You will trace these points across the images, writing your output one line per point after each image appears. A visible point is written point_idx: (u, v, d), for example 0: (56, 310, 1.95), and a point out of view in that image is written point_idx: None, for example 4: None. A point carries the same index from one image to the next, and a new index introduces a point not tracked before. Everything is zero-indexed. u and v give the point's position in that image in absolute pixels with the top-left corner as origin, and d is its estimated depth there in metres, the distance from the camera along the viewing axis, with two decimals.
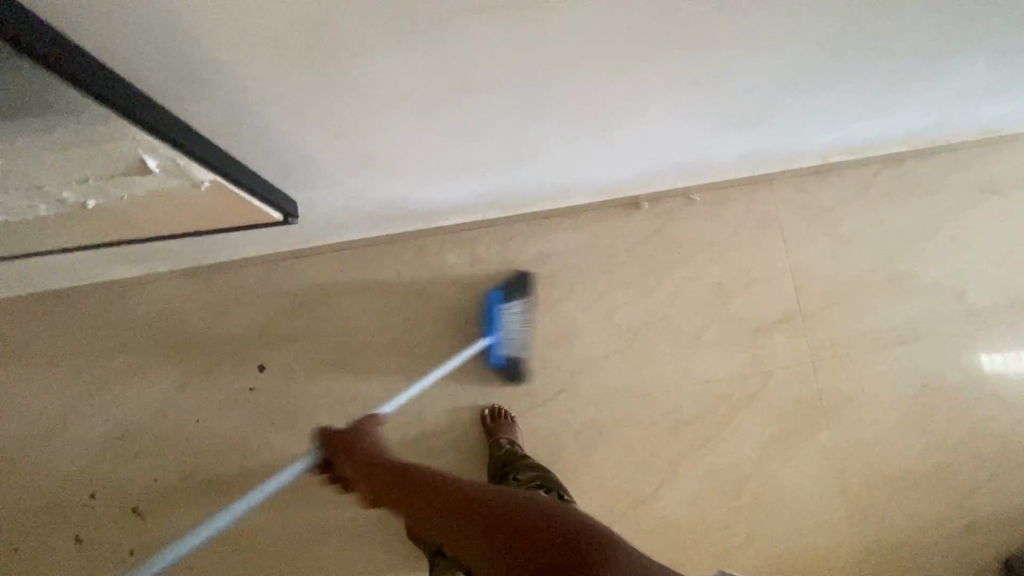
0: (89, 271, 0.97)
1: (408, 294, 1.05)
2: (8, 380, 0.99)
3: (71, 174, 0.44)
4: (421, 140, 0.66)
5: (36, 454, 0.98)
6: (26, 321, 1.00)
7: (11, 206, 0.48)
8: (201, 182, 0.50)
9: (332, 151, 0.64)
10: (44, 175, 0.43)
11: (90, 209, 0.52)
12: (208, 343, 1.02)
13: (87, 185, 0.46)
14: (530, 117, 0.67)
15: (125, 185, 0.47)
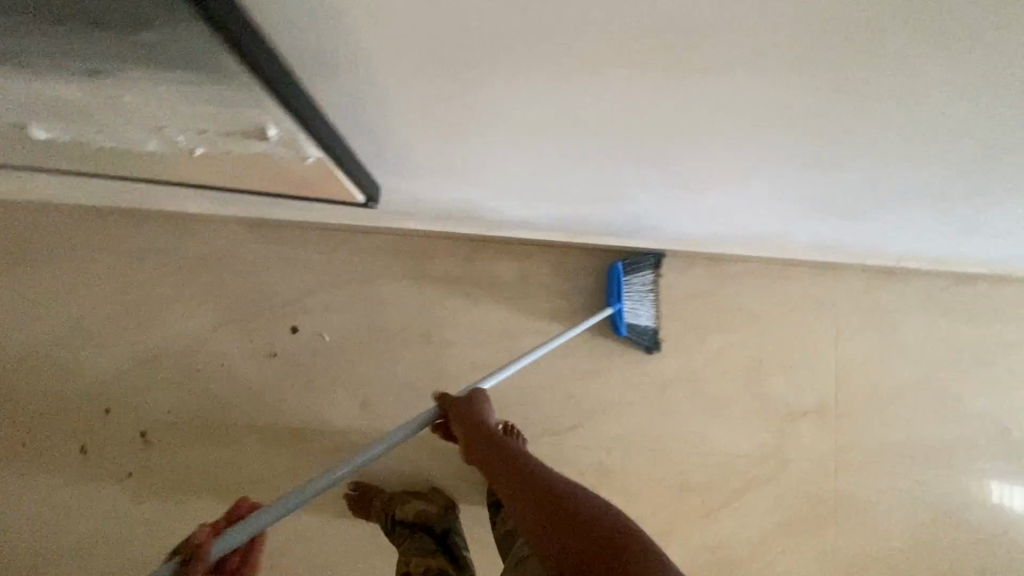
0: (157, 199, 0.99)
1: (450, 294, 1.05)
2: (57, 282, 1.02)
3: (191, 124, 0.44)
4: (518, 157, 0.66)
5: (66, 358, 1.01)
6: (85, 232, 1.03)
7: (123, 137, 0.49)
8: (306, 156, 0.51)
9: (430, 150, 0.64)
10: (167, 119, 0.44)
11: (193, 155, 0.52)
12: (250, 293, 1.03)
13: (201, 136, 0.46)
14: (628, 160, 0.66)
15: (237, 143, 0.47)
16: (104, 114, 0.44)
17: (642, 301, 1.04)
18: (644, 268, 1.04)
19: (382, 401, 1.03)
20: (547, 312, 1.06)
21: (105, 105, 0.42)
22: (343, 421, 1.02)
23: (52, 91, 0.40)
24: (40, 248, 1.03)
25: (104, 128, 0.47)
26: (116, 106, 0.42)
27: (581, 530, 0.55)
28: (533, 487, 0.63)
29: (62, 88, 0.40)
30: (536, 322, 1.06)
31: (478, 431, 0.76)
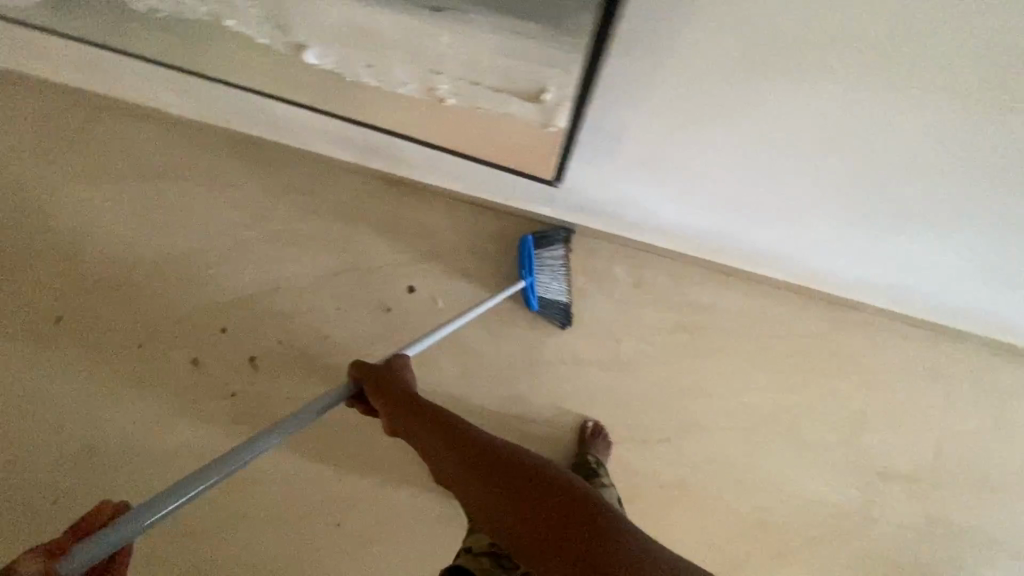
0: (311, 140, 1.02)
1: (563, 285, 1.06)
2: (200, 200, 1.07)
3: (473, 73, 0.46)
4: (740, 131, 0.66)
5: (196, 273, 1.06)
6: (230, 159, 1.07)
7: (388, 74, 0.51)
8: (547, 126, 0.52)
9: (666, 104, 0.65)
10: (456, 65, 0.46)
11: (436, 104, 0.54)
12: (376, 246, 1.06)
13: (472, 88, 0.49)
14: (845, 156, 0.66)
15: (498, 100, 0.49)
16: (398, 51, 0.46)
17: (555, 277, 1.03)
18: (555, 243, 1.03)
19: (481, 375, 1.05)
20: (656, 322, 1.05)
21: (409, 43, 0.44)
22: (440, 386, 1.05)
23: (371, 24, 0.43)
24: (186, 167, 1.07)
25: (381, 64, 0.50)
26: (417, 46, 0.44)
27: (526, 496, 0.56)
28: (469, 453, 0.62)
29: (384, 20, 0.42)
30: (644, 329, 1.05)
31: (403, 398, 0.71)
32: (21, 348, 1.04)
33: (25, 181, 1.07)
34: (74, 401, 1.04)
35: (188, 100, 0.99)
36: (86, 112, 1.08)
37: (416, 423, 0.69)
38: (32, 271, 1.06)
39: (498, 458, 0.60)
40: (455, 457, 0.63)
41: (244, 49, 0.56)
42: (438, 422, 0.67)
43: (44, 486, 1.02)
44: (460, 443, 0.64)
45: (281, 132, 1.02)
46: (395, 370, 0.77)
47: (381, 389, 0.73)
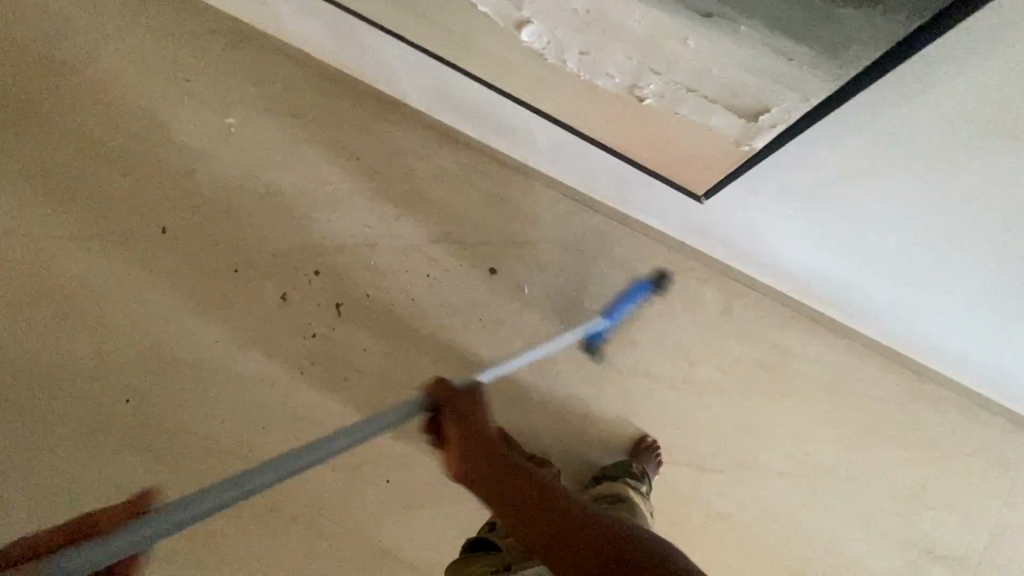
0: (440, 108, 1.03)
1: (649, 299, 1.06)
2: (317, 142, 1.09)
3: (696, 81, 0.47)
4: (892, 209, 0.68)
5: (300, 212, 1.08)
6: (352, 110, 1.08)
7: (600, 62, 0.52)
8: (739, 143, 0.54)
9: (833, 166, 0.66)
10: (683, 70, 0.47)
11: (630, 99, 0.55)
12: (478, 223, 1.08)
13: (683, 93, 0.49)
14: (985, 255, 0.68)
15: (704, 111, 0.50)
16: (631, 43, 0.47)
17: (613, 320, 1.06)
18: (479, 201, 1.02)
19: (553, 369, 1.06)
20: (735, 353, 1.05)
21: (648, 39, 0.45)
22: (511, 370, 1.06)
23: (620, 13, 0.44)
24: (309, 107, 1.09)
25: (598, 51, 0.50)
26: (654, 43, 0.45)
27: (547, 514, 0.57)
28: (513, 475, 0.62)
29: (640, 12, 0.43)
30: (720, 358, 1.05)
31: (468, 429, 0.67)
32: (120, 250, 1.07)
33: (153, 90, 1.09)
34: (160, 311, 1.06)
35: (332, 46, 1.00)
36: (222, 34, 1.09)
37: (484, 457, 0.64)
38: (144, 178, 1.08)
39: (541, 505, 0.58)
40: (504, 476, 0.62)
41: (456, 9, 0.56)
42: (494, 456, 0.64)
43: (118, 384, 1.05)
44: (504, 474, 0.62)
45: (413, 95, 1.03)
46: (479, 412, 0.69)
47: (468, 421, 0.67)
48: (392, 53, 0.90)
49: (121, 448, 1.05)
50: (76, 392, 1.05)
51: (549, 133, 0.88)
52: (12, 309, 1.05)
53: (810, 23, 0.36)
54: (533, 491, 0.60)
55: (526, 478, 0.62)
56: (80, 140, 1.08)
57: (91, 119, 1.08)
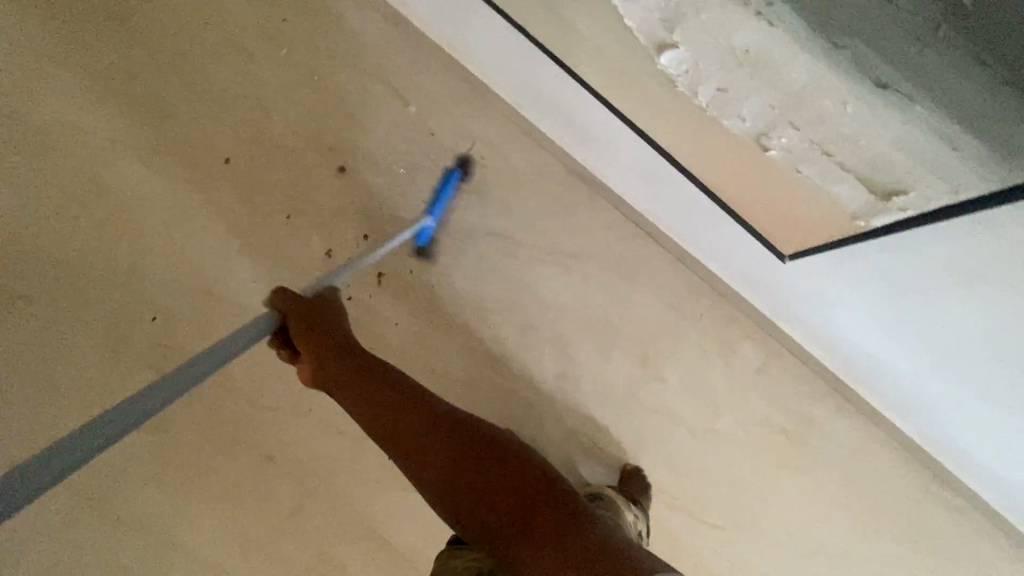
0: (525, 104, 1.02)
1: (689, 340, 1.04)
2: (395, 109, 1.07)
3: (835, 146, 0.46)
4: (973, 320, 0.66)
5: (362, 173, 1.07)
6: (437, 84, 1.07)
7: (734, 104, 0.50)
8: (851, 215, 0.52)
9: (925, 265, 0.64)
10: (827, 132, 0.45)
11: (750, 146, 0.54)
12: (535, 225, 1.06)
13: (815, 154, 0.48)
14: None
15: (830, 176, 0.49)
16: (780, 95, 0.45)
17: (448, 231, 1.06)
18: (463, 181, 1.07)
19: (573, 388, 1.05)
20: (761, 414, 1.04)
21: (802, 94, 0.44)
22: (534, 379, 1.05)
23: (784, 64, 0.43)
24: (395, 71, 1.07)
25: (739, 92, 0.49)
26: (808, 99, 0.44)
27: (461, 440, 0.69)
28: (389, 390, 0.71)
29: (806, 66, 0.42)
30: (745, 415, 1.04)
31: (324, 335, 0.72)
32: (181, 171, 1.06)
33: (246, 19, 1.08)
34: (205, 239, 1.06)
35: (435, 17, 0.99)
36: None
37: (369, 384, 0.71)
38: (217, 105, 1.07)
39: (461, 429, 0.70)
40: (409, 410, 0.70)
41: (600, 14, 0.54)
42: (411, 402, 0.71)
43: (149, 302, 1.05)
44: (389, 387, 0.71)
45: (503, 82, 1.00)
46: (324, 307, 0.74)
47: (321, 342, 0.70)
48: (497, 40, 0.89)
49: (139, 365, 1.04)
50: (106, 300, 1.05)
51: (636, 155, 0.87)
52: (63, 205, 1.05)
53: (994, 121, 0.36)
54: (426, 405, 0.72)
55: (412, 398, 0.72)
56: (164, 54, 1.07)
57: (179, 35, 1.08)
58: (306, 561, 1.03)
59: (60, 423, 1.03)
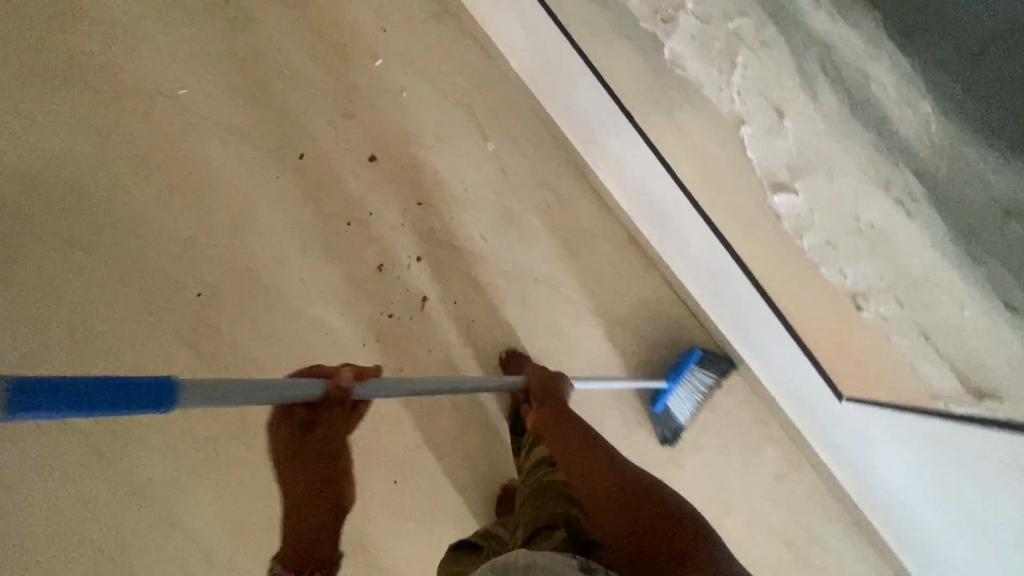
0: (604, 171, 1.01)
1: (713, 433, 1.03)
2: (473, 141, 1.07)
3: (947, 329, 0.53)
4: (1010, 515, 0.64)
5: (428, 196, 1.07)
6: (520, 128, 1.07)
7: (851, 266, 0.60)
8: (925, 387, 0.62)
9: (980, 450, 0.62)
10: (931, 317, 0.55)
11: (850, 301, 0.63)
12: (586, 284, 1.06)
13: (912, 330, 0.58)
14: None
15: (918, 350, 0.59)
16: (896, 276, 0.56)
17: (690, 399, 1.00)
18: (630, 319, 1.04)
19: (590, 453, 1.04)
20: (770, 521, 1.02)
21: (920, 283, 0.54)
22: None
23: (912, 253, 0.53)
24: (482, 106, 1.08)
25: (858, 261, 0.59)
26: (906, 268, 0.55)
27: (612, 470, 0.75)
28: (584, 434, 0.81)
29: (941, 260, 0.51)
30: (754, 519, 1.02)
31: (553, 405, 0.86)
32: (255, 156, 1.07)
33: (349, 23, 1.09)
34: (265, 228, 1.07)
35: (534, 66, 0.99)
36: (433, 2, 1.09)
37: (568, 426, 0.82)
38: (303, 100, 1.08)
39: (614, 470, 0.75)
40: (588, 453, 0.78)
41: (724, 133, 0.66)
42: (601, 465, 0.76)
43: (197, 276, 1.06)
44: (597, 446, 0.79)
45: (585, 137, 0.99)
46: (558, 383, 0.89)
47: (547, 395, 0.86)
48: (587, 93, 0.88)
49: (173, 336, 1.05)
50: (156, 267, 1.06)
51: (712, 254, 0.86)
52: (135, 163, 1.07)
53: None
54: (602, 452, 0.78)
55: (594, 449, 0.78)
56: (263, 39, 1.08)
57: (283, 24, 1.09)
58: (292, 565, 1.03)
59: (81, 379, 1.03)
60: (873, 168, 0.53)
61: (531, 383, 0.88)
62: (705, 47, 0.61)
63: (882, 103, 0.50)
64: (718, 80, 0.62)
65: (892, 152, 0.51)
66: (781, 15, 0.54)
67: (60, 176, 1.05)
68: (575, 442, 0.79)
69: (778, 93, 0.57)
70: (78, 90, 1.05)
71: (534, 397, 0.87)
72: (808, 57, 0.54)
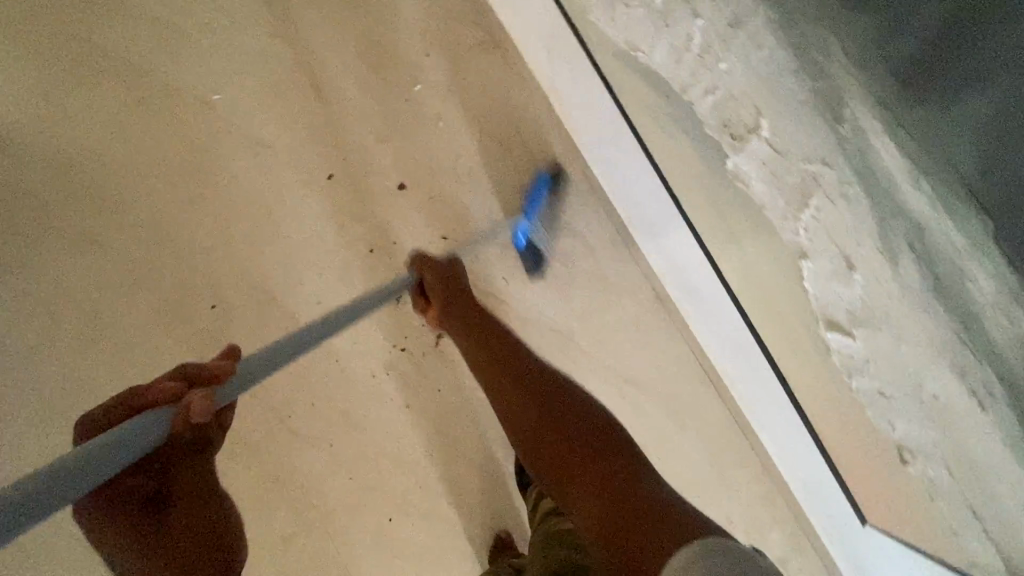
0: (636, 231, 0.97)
1: (719, 509, 1.00)
2: (506, 179, 1.04)
3: (953, 499, 0.63)
4: None
5: (455, 230, 1.04)
6: (557, 171, 1.04)
7: (919, 436, 0.62)
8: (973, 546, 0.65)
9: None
10: (967, 494, 0.60)
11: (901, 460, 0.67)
12: (607, 338, 1.02)
13: (962, 500, 0.61)
14: None
15: (964, 515, 0.63)
16: (958, 458, 0.59)
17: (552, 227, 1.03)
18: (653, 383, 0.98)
19: None
20: None
21: (979, 471, 0.57)
22: None
23: (981, 450, 0.55)
24: (520, 144, 1.04)
25: (923, 434, 0.61)
26: (951, 425, 0.57)
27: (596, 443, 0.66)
28: (535, 380, 0.78)
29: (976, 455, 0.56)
30: None
31: (464, 301, 0.90)
32: (284, 171, 1.06)
33: (393, 44, 1.05)
34: (286, 245, 1.05)
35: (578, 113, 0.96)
36: (481, 30, 1.05)
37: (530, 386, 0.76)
38: (338, 118, 1.06)
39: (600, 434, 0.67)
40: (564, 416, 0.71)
41: (775, 257, 0.67)
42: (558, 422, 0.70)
43: (213, 287, 1.05)
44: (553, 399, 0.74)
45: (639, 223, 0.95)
46: (444, 263, 0.94)
47: (443, 283, 0.92)
48: (641, 183, 0.87)
49: (179, 344, 1.03)
50: (172, 273, 1.05)
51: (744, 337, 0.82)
52: (163, 166, 1.05)
53: None
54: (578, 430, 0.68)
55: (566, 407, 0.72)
56: (304, 52, 1.06)
57: (325, 38, 1.06)
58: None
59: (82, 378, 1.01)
60: (935, 347, 0.54)
61: (422, 273, 0.94)
62: (772, 177, 0.59)
63: (959, 286, 0.50)
64: (783, 211, 0.61)
65: (978, 352, 0.51)
66: (866, 179, 0.52)
67: (90, 172, 1.04)
68: (555, 405, 0.73)
69: (851, 246, 0.56)
70: (117, 87, 1.05)
71: (429, 271, 0.93)
72: (892, 231, 0.52)
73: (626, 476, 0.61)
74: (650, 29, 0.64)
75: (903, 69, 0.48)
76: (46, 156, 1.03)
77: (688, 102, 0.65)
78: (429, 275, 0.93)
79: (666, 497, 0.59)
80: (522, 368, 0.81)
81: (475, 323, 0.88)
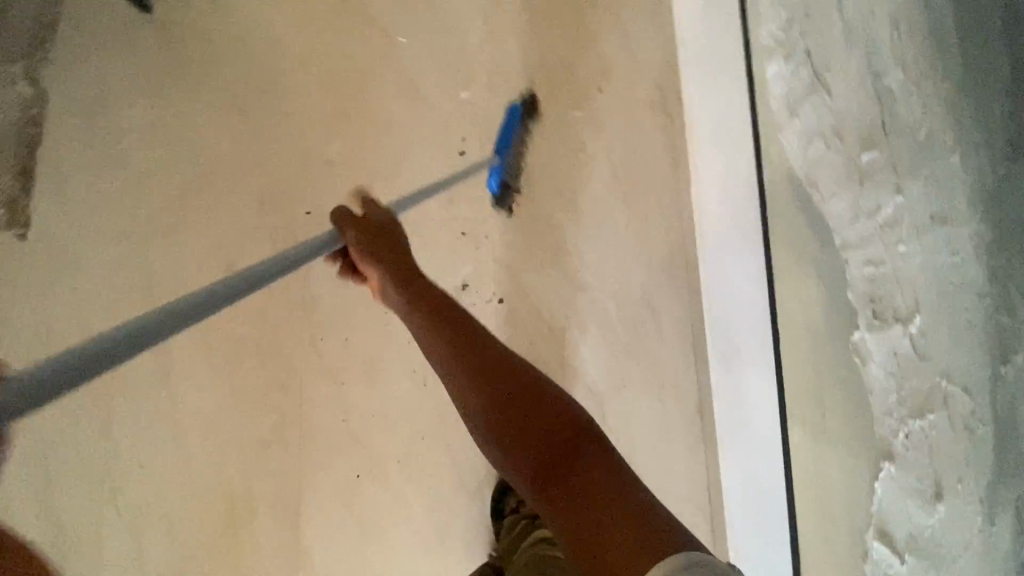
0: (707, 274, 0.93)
1: None
2: (613, 231, 1.05)
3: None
4: None
5: (543, 252, 1.07)
6: (662, 245, 1.03)
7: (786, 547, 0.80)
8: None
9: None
10: None
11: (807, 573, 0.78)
12: (630, 418, 1.01)
13: None
14: None
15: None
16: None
17: (608, 191, 1.06)
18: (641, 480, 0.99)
19: None
20: None
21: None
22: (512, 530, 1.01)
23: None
24: (641, 206, 1.05)
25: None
26: None
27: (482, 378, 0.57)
28: (423, 290, 0.65)
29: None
30: None
31: (373, 257, 0.65)
32: (424, 130, 1.11)
33: (575, 67, 1.09)
34: (393, 193, 1.11)
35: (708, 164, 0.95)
36: (655, 87, 1.06)
37: (416, 302, 0.64)
38: (492, 107, 1.10)
39: (495, 368, 0.57)
40: (446, 335, 0.60)
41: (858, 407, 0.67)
42: (448, 321, 0.61)
43: (316, 196, 1.12)
44: (439, 310, 0.62)
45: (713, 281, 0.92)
46: (383, 232, 0.67)
47: (372, 247, 0.65)
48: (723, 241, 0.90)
49: (268, 232, 1.12)
50: (291, 170, 1.13)
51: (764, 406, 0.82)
52: (327, 78, 1.14)
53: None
54: (472, 339, 0.59)
55: (448, 311, 0.62)
56: (490, 37, 1.11)
57: (518, 33, 1.11)
58: (225, 483, 1.04)
59: (181, 222, 1.13)
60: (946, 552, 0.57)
61: (345, 236, 0.65)
62: (894, 375, 0.62)
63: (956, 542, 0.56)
64: (892, 411, 0.63)
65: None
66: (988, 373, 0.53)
67: (272, 61, 1.16)
68: (437, 310, 0.62)
69: (951, 464, 0.57)
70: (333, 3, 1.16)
71: (347, 237, 0.65)
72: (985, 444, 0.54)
73: (606, 469, 0.49)
74: (836, 176, 0.67)
75: (997, 344, 0.52)
76: (252, 36, 1.17)
77: (843, 261, 0.68)
78: (353, 233, 0.65)
79: (645, 491, 0.48)
80: (420, 282, 0.65)
81: (371, 260, 0.66)
